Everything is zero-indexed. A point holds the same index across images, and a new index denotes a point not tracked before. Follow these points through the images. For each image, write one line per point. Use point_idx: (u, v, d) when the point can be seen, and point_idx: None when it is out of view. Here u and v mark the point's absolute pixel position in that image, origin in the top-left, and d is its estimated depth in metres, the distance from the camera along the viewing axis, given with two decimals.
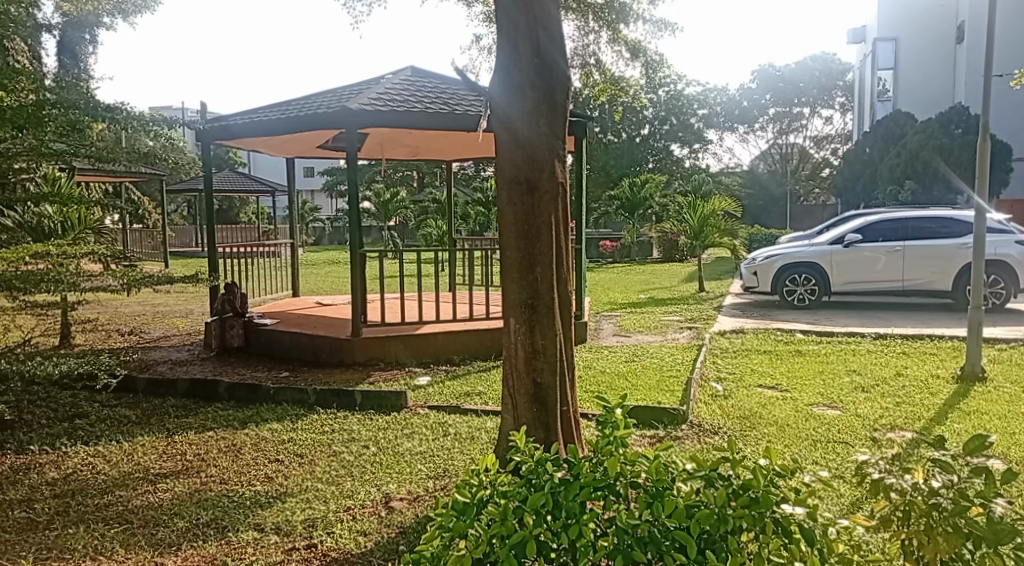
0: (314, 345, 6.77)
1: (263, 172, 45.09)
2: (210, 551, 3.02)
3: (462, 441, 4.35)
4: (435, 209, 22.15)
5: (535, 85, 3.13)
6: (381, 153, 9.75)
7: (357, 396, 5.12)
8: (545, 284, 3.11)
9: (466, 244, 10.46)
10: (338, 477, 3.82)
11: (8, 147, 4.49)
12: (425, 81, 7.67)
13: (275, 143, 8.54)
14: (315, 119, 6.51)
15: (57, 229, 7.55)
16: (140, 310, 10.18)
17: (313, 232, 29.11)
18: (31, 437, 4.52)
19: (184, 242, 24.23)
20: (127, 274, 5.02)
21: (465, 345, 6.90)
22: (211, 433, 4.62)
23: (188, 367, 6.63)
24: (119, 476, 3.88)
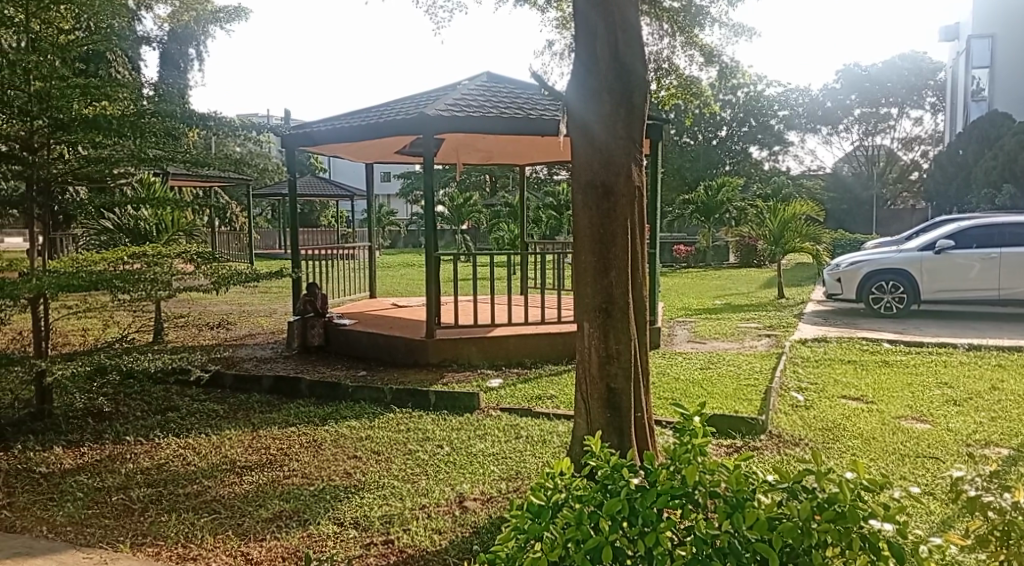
0: (390, 346, 6.91)
1: (343, 177, 46.25)
2: (293, 543, 3.11)
3: (534, 444, 4.36)
4: (508, 213, 22.26)
5: (613, 89, 3.11)
6: (456, 158, 9.88)
7: (431, 396, 5.20)
8: (620, 288, 3.09)
9: (539, 248, 10.47)
10: (414, 475, 3.88)
11: (111, 154, 4.78)
12: (501, 86, 7.74)
13: (355, 149, 8.75)
14: (395, 125, 6.64)
15: (154, 232, 7.94)
16: (228, 308, 10.59)
17: (389, 234, 29.68)
18: (128, 428, 4.77)
19: (268, 245, 25.11)
20: (217, 273, 5.24)
21: (538, 348, 6.91)
22: (293, 428, 4.77)
23: (271, 365, 6.87)
24: (208, 468, 4.04)
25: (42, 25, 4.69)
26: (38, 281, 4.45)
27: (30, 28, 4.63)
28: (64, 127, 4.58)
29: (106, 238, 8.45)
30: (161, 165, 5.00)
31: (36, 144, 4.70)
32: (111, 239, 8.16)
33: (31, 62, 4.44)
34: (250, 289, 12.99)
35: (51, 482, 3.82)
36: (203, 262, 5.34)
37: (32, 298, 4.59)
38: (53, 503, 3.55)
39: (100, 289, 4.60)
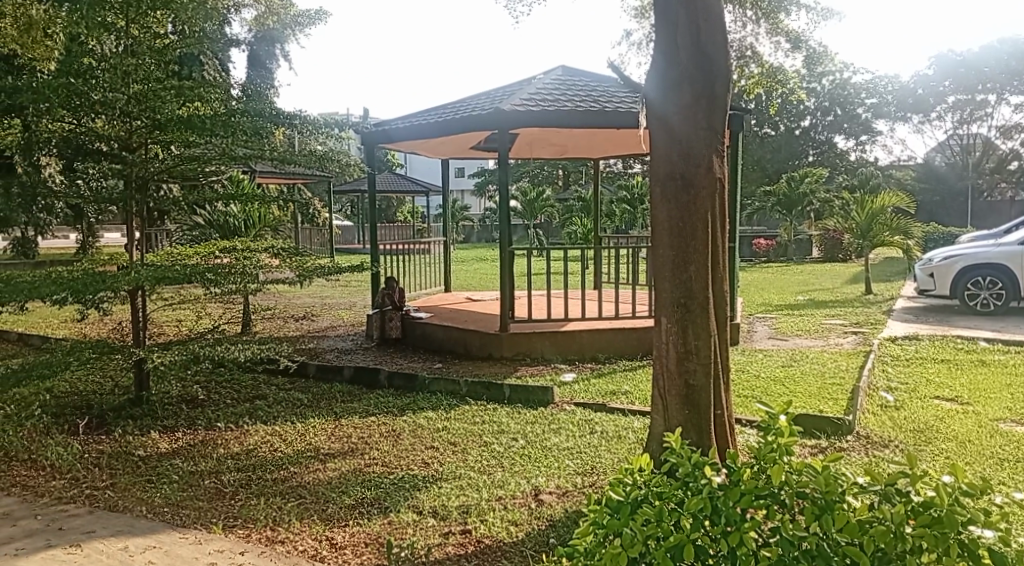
0: (465, 339, 6.98)
1: (418, 172, 47.00)
2: (375, 529, 3.18)
3: (610, 439, 4.33)
4: (581, 207, 22.16)
5: (693, 78, 3.05)
6: (530, 153, 9.89)
7: (506, 389, 5.24)
8: (699, 283, 3.02)
9: (615, 242, 10.38)
10: (490, 466, 3.92)
11: (204, 152, 4.98)
12: (576, 80, 7.71)
13: (432, 145, 8.87)
14: (470, 120, 6.69)
15: (242, 227, 8.26)
16: (310, 301, 10.92)
17: (463, 230, 29.95)
18: (220, 415, 4.97)
19: (347, 239, 25.74)
20: (301, 266, 5.40)
21: (612, 343, 6.85)
22: (373, 418, 4.88)
23: (352, 356, 7.05)
24: (293, 454, 4.19)
25: (141, 30, 4.91)
26: (136, 274, 4.69)
27: (131, 33, 4.87)
28: (160, 126, 4.83)
29: (197, 233, 8.84)
30: (250, 162, 5.15)
31: (134, 144, 4.97)
32: (202, 235, 8.53)
33: (130, 65, 4.75)
34: (331, 282, 13.35)
35: (149, 465, 4.03)
36: (287, 256, 5.50)
37: (131, 290, 4.84)
38: (151, 485, 3.73)
39: (193, 282, 4.82)
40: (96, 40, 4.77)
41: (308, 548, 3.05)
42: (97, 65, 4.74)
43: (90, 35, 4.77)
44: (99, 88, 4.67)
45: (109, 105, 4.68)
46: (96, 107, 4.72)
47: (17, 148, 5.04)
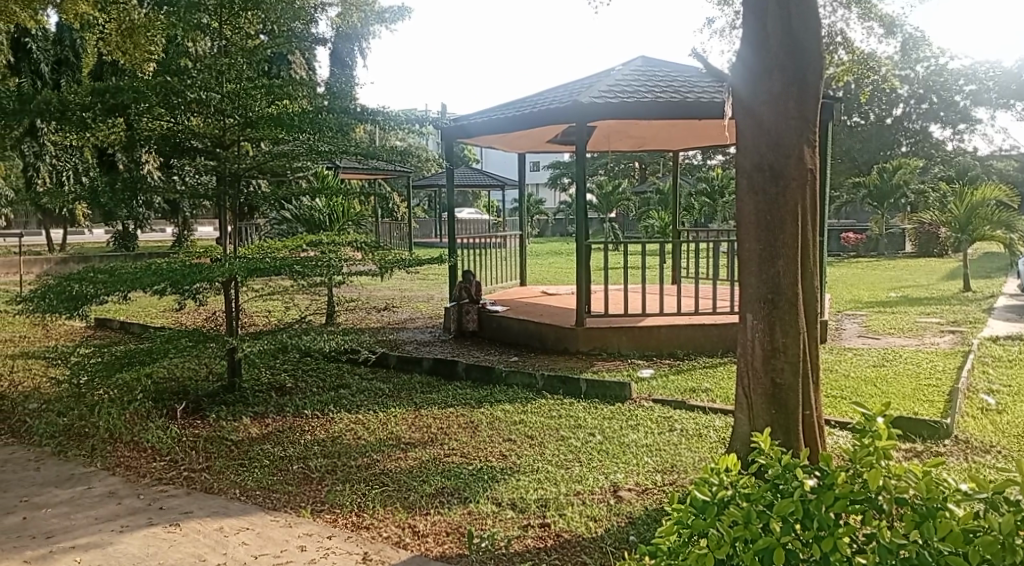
0: (541, 333, 6.99)
1: (494, 166, 47.36)
2: (455, 519, 3.23)
3: (690, 437, 4.26)
4: (659, 201, 21.85)
5: (784, 66, 2.95)
6: (608, 145, 9.81)
7: (582, 384, 5.21)
8: (788, 278, 2.93)
9: (695, 236, 10.19)
10: (567, 461, 3.91)
11: (292, 149, 5.16)
12: (657, 70, 7.59)
13: (509, 139, 8.89)
14: (548, 114, 6.68)
15: (327, 221, 8.51)
16: (391, 293, 11.16)
17: (537, 223, 29.90)
18: (306, 402, 5.13)
19: (426, 234, 26.19)
20: (381, 258, 5.51)
21: (692, 339, 6.73)
22: (452, 409, 4.94)
23: (430, 347, 7.17)
24: (375, 442, 4.29)
25: (233, 31, 5.12)
26: (229, 265, 4.87)
27: (224, 34, 5.10)
28: (252, 123, 5.03)
29: (285, 227, 9.14)
30: (335, 159, 5.31)
31: (227, 141, 5.19)
32: (289, 229, 8.84)
33: (223, 65, 4.97)
34: (410, 275, 13.61)
35: (241, 449, 4.20)
36: (369, 249, 5.62)
37: (224, 282, 5.05)
38: (243, 468, 3.89)
39: (281, 274, 5.00)
40: (192, 41, 5.03)
41: (392, 534, 3.11)
42: (193, 65, 4.99)
43: (186, 38, 5.04)
44: (195, 87, 4.87)
45: (204, 103, 4.91)
46: (192, 106, 4.96)
47: (120, 146, 5.31)
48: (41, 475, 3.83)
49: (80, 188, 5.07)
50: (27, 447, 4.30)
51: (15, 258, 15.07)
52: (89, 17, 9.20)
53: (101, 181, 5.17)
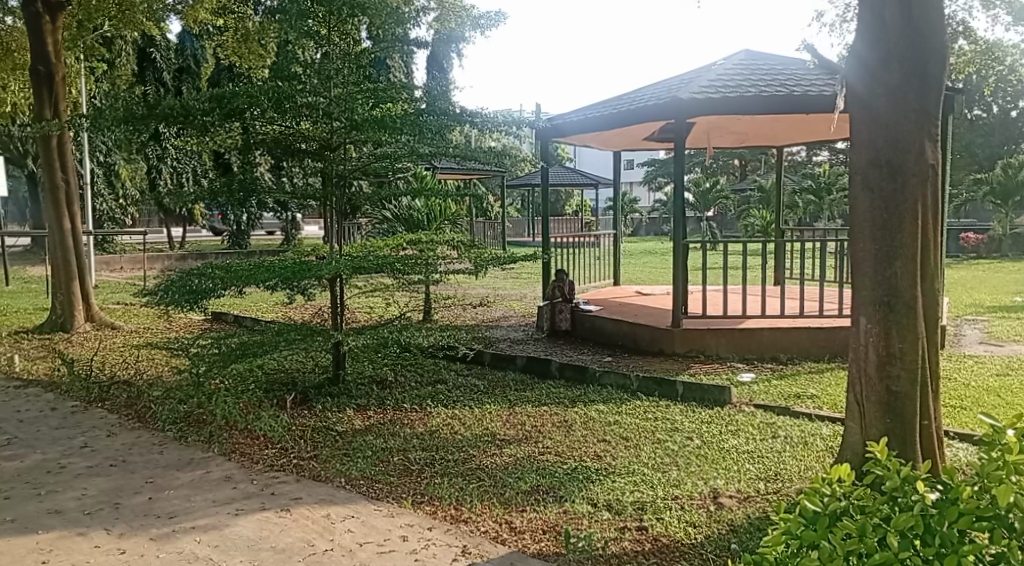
0: (636, 333, 6.90)
1: (588, 164, 47.15)
2: (552, 517, 3.23)
3: (795, 445, 4.11)
4: (760, 199, 21.17)
5: (903, 57, 2.80)
6: (707, 142, 9.60)
7: (679, 386, 5.10)
8: (906, 280, 2.79)
9: (798, 236, 9.82)
10: (665, 464, 3.85)
11: (394, 150, 5.31)
12: (760, 64, 7.37)
13: (604, 137, 8.80)
14: (646, 110, 6.59)
15: (424, 221, 8.70)
16: (486, 292, 11.27)
17: (631, 222, 29.63)
18: (405, 396, 5.26)
19: (519, 233, 26.34)
20: (478, 257, 5.57)
21: (795, 342, 6.49)
22: (546, 407, 4.96)
23: (524, 346, 7.21)
24: (473, 438, 4.35)
25: (341, 36, 5.27)
26: (335, 263, 5.04)
27: (333, 41, 5.23)
28: (357, 126, 5.20)
29: (385, 226, 9.41)
30: (434, 160, 5.43)
31: (335, 143, 5.38)
32: (389, 228, 9.10)
33: (333, 70, 5.15)
34: (504, 273, 13.71)
35: (345, 440, 4.34)
36: (464, 248, 5.69)
37: (330, 279, 5.24)
38: (348, 458, 4.02)
39: (383, 271, 5.14)
40: (302, 48, 5.25)
41: (490, 529, 3.15)
42: (304, 70, 5.20)
43: (297, 44, 5.23)
44: (307, 92, 5.09)
45: (314, 107, 5.11)
46: (302, 109, 5.15)
47: (237, 149, 5.59)
48: (164, 459, 4.07)
49: (200, 190, 5.36)
50: (151, 432, 4.58)
51: (140, 254, 16.19)
52: (208, 26, 9.74)
53: (219, 182, 5.46)
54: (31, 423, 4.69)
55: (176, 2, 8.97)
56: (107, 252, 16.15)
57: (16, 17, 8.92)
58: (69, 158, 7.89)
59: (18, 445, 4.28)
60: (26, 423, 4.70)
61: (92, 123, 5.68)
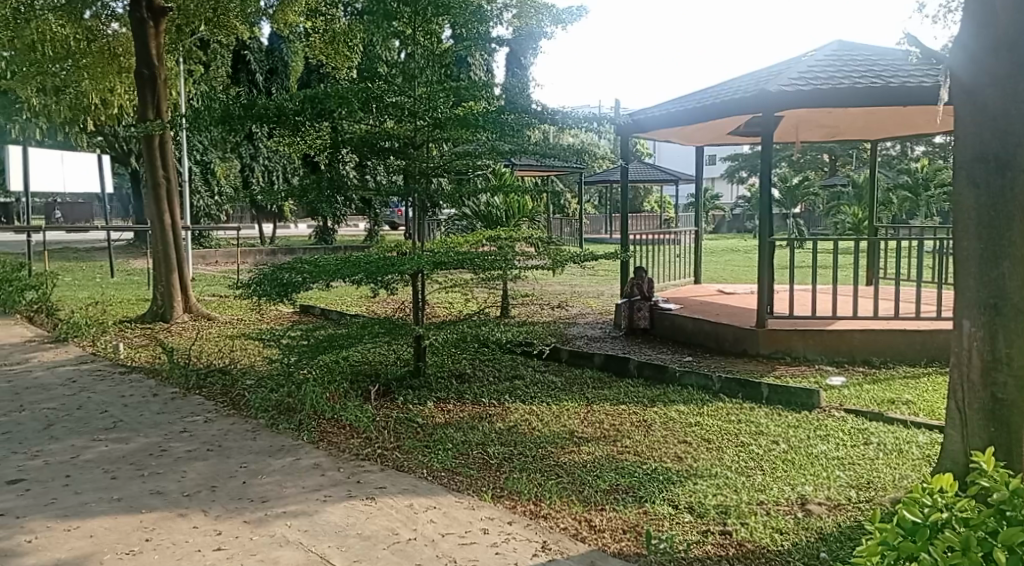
0: (718, 333, 6.75)
1: (669, 160, 46.47)
2: (632, 518, 3.20)
3: (888, 453, 3.94)
4: (851, 196, 20.38)
5: (1014, 44, 2.64)
6: (795, 136, 9.29)
7: (764, 388, 4.97)
8: (1015, 281, 2.63)
9: (892, 235, 9.41)
10: (749, 468, 3.76)
11: (475, 148, 5.37)
12: (854, 55, 7.09)
13: (685, 133, 8.64)
14: (732, 104, 6.44)
15: (503, 217, 8.75)
16: (563, 288, 11.27)
17: (713, 219, 29.07)
18: (483, 391, 5.32)
19: (597, 230, 26.21)
20: (556, 253, 5.56)
21: (888, 345, 6.23)
22: (624, 406, 4.92)
23: (602, 343, 7.16)
24: (551, 434, 4.35)
25: (425, 36, 5.35)
26: (417, 259, 5.13)
27: (417, 40, 5.34)
28: (439, 125, 5.28)
29: (464, 223, 9.52)
30: (514, 157, 5.46)
31: (419, 142, 5.49)
32: (468, 224, 9.20)
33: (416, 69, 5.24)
34: (583, 270, 13.67)
35: (426, 432, 4.42)
36: (543, 245, 5.69)
37: (412, 274, 5.34)
38: (429, 450, 4.09)
39: (463, 267, 5.20)
40: (387, 48, 5.36)
41: (570, 526, 3.15)
42: (389, 70, 5.35)
43: (382, 44, 5.37)
44: (393, 91, 5.27)
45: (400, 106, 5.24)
46: (388, 109, 5.28)
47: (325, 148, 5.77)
48: (256, 445, 4.24)
49: (291, 186, 5.57)
50: (244, 419, 4.78)
51: (234, 249, 16.93)
52: (298, 27, 10.08)
53: (308, 181, 5.65)
54: (135, 408, 4.97)
55: (268, 5, 9.41)
56: (203, 247, 16.95)
57: (121, 23, 9.51)
58: (169, 157, 8.28)
59: (123, 428, 4.54)
60: (130, 407, 4.98)
61: (191, 123, 5.97)
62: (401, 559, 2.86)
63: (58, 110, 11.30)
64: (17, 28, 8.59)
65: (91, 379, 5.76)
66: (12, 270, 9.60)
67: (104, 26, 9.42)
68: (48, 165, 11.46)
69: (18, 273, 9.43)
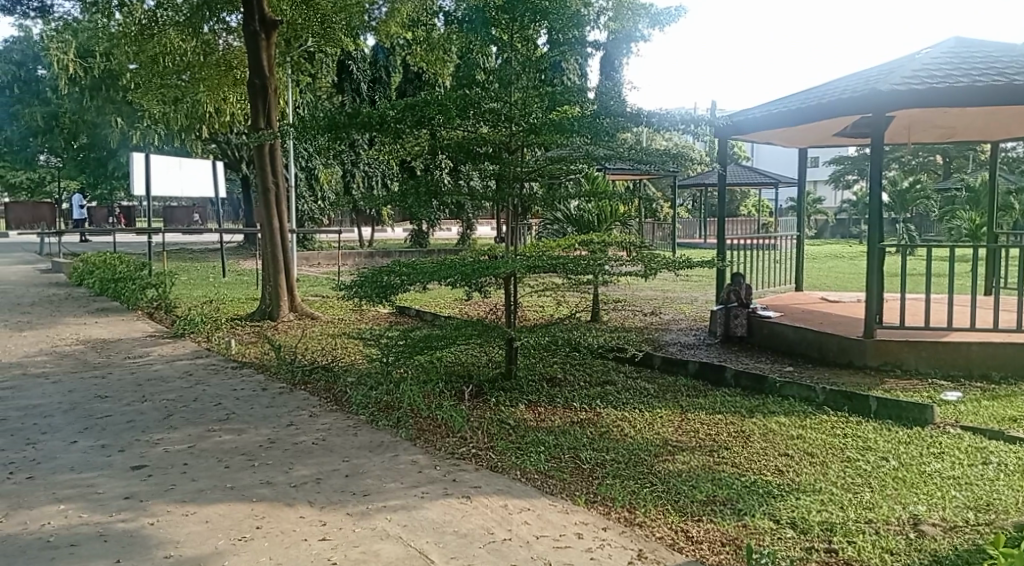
0: (820, 343, 6.50)
1: (768, 163, 45.20)
2: (730, 531, 3.13)
3: (1011, 474, 3.70)
4: (967, 199, 19.26)
5: None
6: (906, 137, 8.84)
7: (872, 402, 4.75)
8: None
9: (1014, 241, 8.82)
10: (856, 485, 3.60)
11: (570, 153, 5.37)
12: (974, 52, 6.68)
13: (787, 133, 8.34)
14: (838, 105, 6.19)
15: (595, 221, 8.72)
16: (656, 294, 11.12)
17: (814, 224, 28.09)
18: (575, 396, 5.31)
19: (690, 234, 25.80)
20: (651, 257, 5.48)
21: (1010, 359, 5.84)
22: (720, 416, 4.80)
23: (696, 350, 7.02)
24: (644, 442, 4.30)
25: (523, 42, 5.40)
26: (510, 262, 5.17)
27: (514, 47, 5.39)
28: (534, 130, 5.32)
29: (557, 226, 9.56)
30: (608, 162, 5.43)
31: (514, 146, 5.53)
32: (560, 227, 9.24)
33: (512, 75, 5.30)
34: (676, 275, 13.46)
35: (518, 434, 4.45)
36: (636, 249, 5.63)
37: (505, 277, 5.40)
38: (522, 452, 4.12)
39: (556, 271, 5.21)
40: (484, 56, 5.45)
41: (666, 535, 3.11)
42: (487, 77, 5.45)
43: (479, 51, 5.47)
44: (490, 98, 5.36)
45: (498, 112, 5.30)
46: (486, 115, 5.35)
47: (424, 155, 5.91)
48: (358, 440, 4.39)
49: (391, 193, 5.73)
50: (346, 415, 4.95)
51: (335, 251, 17.57)
52: (400, 37, 10.45)
53: (405, 186, 5.80)
54: (246, 401, 5.22)
55: (371, 19, 9.67)
56: (306, 249, 17.69)
57: (235, 35, 9.94)
58: (278, 163, 8.67)
59: (234, 420, 4.80)
60: (241, 400, 5.25)
61: (298, 134, 6.24)
62: (497, 558, 2.90)
63: (177, 118, 12.04)
64: (143, 42, 9.48)
65: (205, 372, 6.10)
66: (135, 269, 10.28)
67: (220, 39, 9.87)
68: (167, 170, 12.22)
69: (141, 272, 10.09)
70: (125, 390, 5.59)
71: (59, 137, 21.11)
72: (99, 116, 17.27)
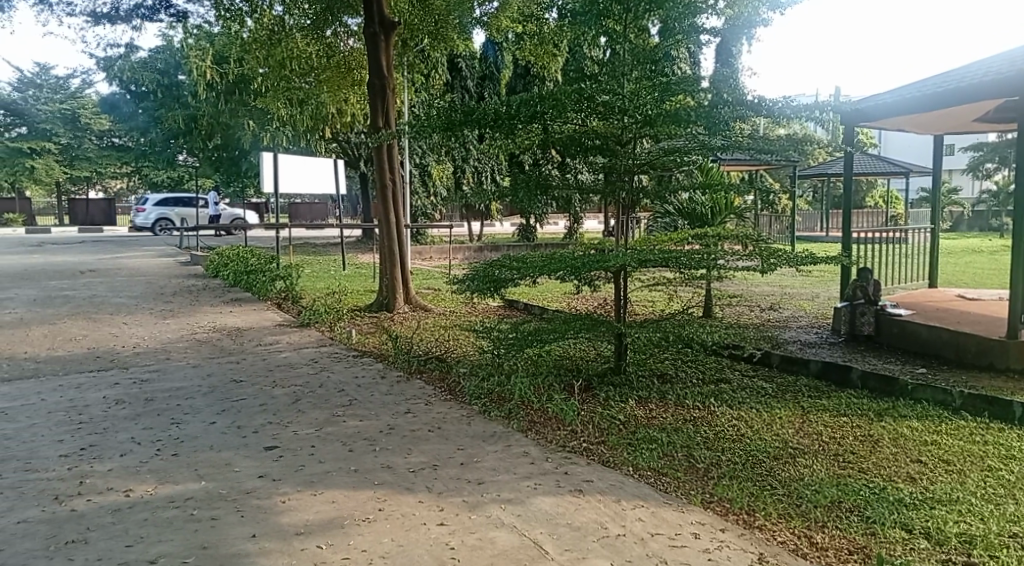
0: (957, 343, 6.08)
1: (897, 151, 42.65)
2: (857, 539, 2.99)
3: None
4: None
5: None
6: None
7: (1016, 408, 4.41)
8: None
9: None
10: (999, 497, 3.36)
11: (684, 145, 5.25)
12: None
13: (920, 120, 7.84)
14: (978, 89, 5.77)
15: (709, 214, 8.51)
16: (773, 290, 10.73)
17: (948, 216, 26.26)
18: (687, 393, 5.20)
19: (810, 228, 24.73)
20: (768, 251, 5.30)
21: None
22: (845, 419, 4.58)
23: (817, 349, 6.72)
24: (762, 443, 4.17)
25: (636, 33, 5.33)
26: (622, 256, 5.12)
27: (626, 39, 5.33)
28: (648, 122, 5.22)
29: (669, 220, 9.41)
30: (724, 153, 5.27)
31: (626, 138, 5.44)
32: (672, 221, 9.09)
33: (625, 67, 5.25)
34: (794, 270, 12.95)
35: (629, 430, 4.42)
36: (752, 243, 5.46)
37: (616, 272, 5.36)
38: (635, 448, 4.09)
39: (668, 265, 5.12)
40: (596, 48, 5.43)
41: (789, 540, 3.02)
42: (598, 69, 5.42)
43: (590, 44, 5.45)
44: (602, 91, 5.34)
45: (611, 105, 5.26)
46: (599, 108, 5.32)
47: (533, 149, 5.92)
48: (472, 430, 4.48)
49: (501, 187, 5.79)
50: (459, 405, 5.07)
51: (447, 245, 17.98)
52: (510, 32, 10.51)
53: (515, 181, 5.84)
54: (366, 389, 5.43)
55: (483, 13, 9.86)
56: (420, 243, 18.20)
57: (356, 38, 10.21)
58: (394, 160, 8.96)
59: (355, 406, 5.01)
60: (361, 388, 5.48)
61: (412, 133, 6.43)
62: (612, 553, 2.89)
63: (302, 119, 12.66)
64: (272, 47, 10.02)
65: (329, 360, 6.39)
66: (265, 262, 10.91)
67: (342, 42, 10.18)
68: (293, 168, 12.88)
69: (270, 265, 10.70)
70: (257, 375, 5.94)
71: (197, 137, 22.57)
72: (233, 117, 18.37)
